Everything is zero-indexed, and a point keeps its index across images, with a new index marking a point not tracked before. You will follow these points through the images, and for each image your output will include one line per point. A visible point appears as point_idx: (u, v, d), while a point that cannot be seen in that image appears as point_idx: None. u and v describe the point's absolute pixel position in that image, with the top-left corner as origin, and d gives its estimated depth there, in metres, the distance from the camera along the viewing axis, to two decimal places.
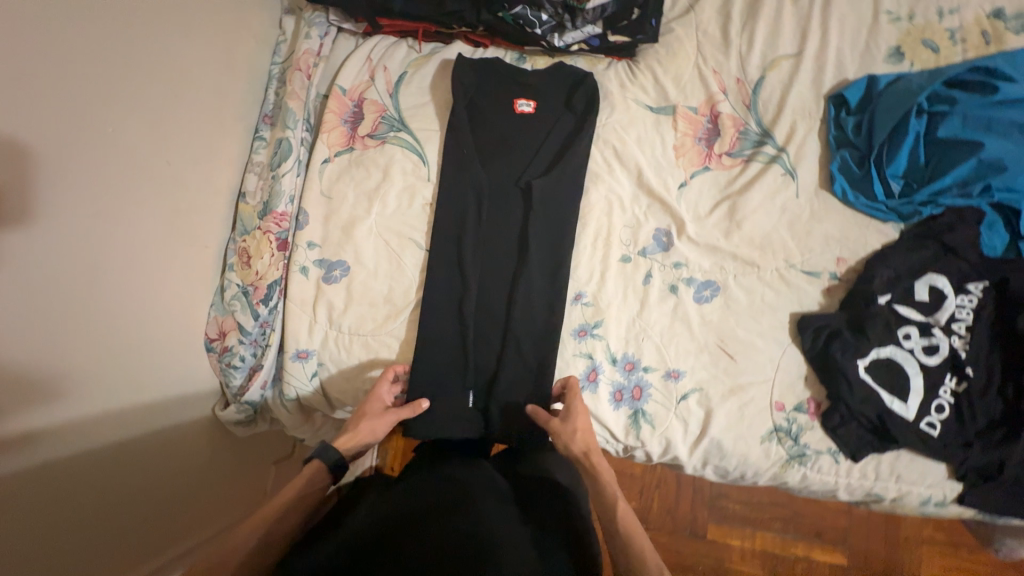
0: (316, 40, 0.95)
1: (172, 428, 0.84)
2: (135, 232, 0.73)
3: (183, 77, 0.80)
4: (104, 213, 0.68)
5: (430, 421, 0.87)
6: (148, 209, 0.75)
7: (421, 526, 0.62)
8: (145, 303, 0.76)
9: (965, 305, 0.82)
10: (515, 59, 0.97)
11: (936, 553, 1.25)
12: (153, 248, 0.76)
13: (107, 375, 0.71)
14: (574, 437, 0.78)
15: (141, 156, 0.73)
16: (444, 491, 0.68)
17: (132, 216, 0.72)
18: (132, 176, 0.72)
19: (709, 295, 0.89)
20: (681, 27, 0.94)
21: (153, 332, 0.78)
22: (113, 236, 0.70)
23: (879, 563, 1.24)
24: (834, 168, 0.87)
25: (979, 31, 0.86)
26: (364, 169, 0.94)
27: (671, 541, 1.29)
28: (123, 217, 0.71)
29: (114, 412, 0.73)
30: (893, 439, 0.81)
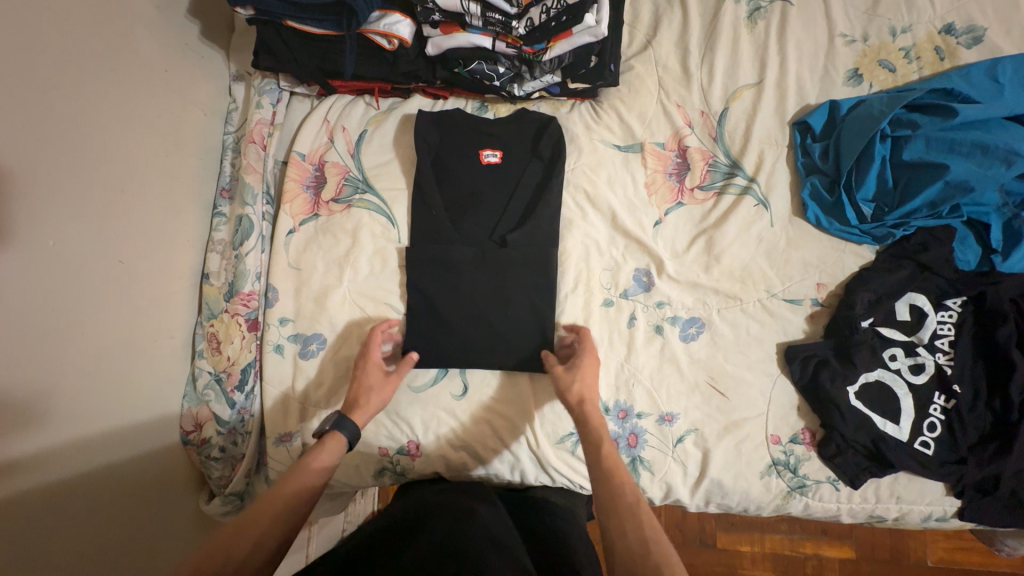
0: (269, 108, 0.93)
1: (153, 426, 0.80)
2: (93, 341, 0.69)
3: (132, 167, 0.76)
4: (57, 329, 0.64)
5: (424, 464, 0.87)
6: (105, 314, 0.71)
7: (423, 521, 0.69)
8: (112, 410, 0.73)
9: (945, 321, 0.82)
10: (476, 109, 0.95)
11: (940, 536, 1.26)
12: (114, 353, 0.73)
13: (92, 400, 0.70)
14: (573, 385, 0.78)
15: (90, 261, 0.69)
16: (439, 500, 0.76)
17: (88, 326, 0.69)
18: (83, 284, 0.68)
19: (695, 333, 0.88)
20: (640, 64, 0.93)
21: (127, 439, 0.75)
22: (69, 350, 0.66)
23: (886, 552, 1.25)
24: (805, 195, 0.87)
25: (933, 48, 0.87)
26: (332, 236, 0.90)
27: (682, 553, 1.28)
28: (77, 329, 0.67)
29: (95, 428, 0.70)
30: (890, 464, 0.80)
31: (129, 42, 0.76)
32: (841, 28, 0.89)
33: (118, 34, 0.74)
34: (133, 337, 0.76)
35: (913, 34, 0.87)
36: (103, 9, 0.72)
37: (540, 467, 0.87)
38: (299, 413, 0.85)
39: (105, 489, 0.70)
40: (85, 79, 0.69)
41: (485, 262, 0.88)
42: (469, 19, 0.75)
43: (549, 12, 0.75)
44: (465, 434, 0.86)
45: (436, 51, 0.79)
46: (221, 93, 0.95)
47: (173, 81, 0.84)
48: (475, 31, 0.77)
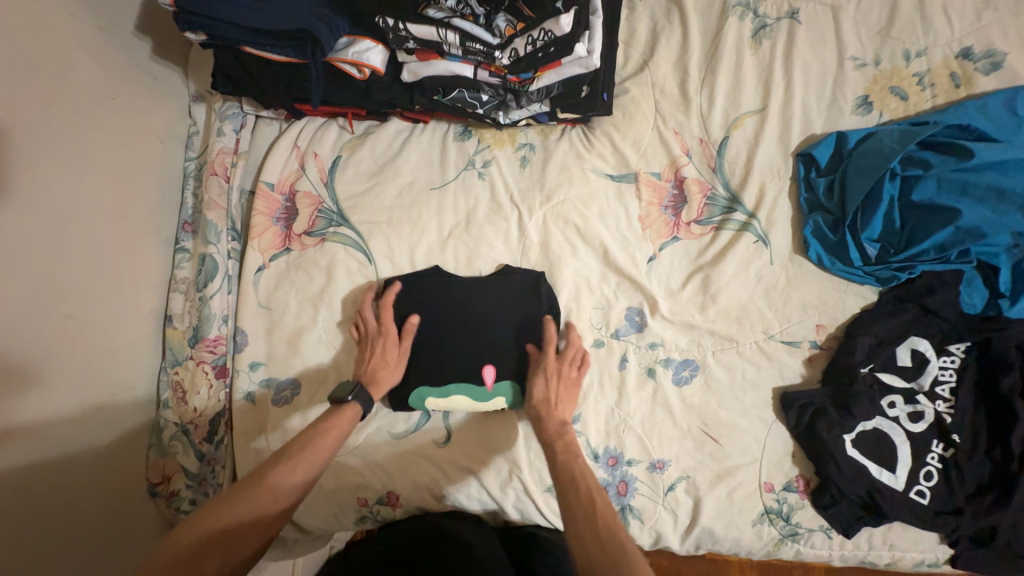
0: (231, 135, 0.86)
1: (120, 481, 0.76)
2: (39, 405, 0.65)
3: (76, 211, 0.69)
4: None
5: (406, 512, 0.83)
6: (53, 374, 0.66)
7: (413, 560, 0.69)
8: (71, 474, 0.68)
9: (948, 367, 0.79)
10: (458, 133, 0.88)
11: None
12: (66, 413, 0.68)
13: (46, 465, 0.65)
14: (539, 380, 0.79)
15: (33, 319, 0.64)
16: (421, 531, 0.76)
17: (31, 391, 0.63)
18: (25, 346, 0.63)
19: (688, 376, 0.85)
20: (636, 87, 0.86)
21: (90, 501, 0.71)
22: (13, 419, 0.61)
23: None
24: (807, 233, 0.82)
25: (948, 73, 0.81)
26: (303, 274, 0.84)
27: None
28: (20, 395, 0.62)
29: (56, 491, 0.66)
30: (885, 515, 0.78)
31: (66, 71, 0.68)
32: (852, 50, 0.82)
33: (52, 63, 0.66)
34: (89, 392, 0.71)
35: (928, 58, 0.81)
36: (33, 36, 0.63)
37: (526, 515, 0.83)
38: None
39: (73, 551, 0.67)
40: (15, 120, 0.61)
41: (467, 301, 0.82)
42: (446, 48, 0.67)
43: (536, 43, 0.66)
44: (448, 483, 0.82)
45: (413, 78, 0.72)
46: (179, 116, 0.86)
47: (123, 110, 0.76)
48: (455, 59, 0.69)
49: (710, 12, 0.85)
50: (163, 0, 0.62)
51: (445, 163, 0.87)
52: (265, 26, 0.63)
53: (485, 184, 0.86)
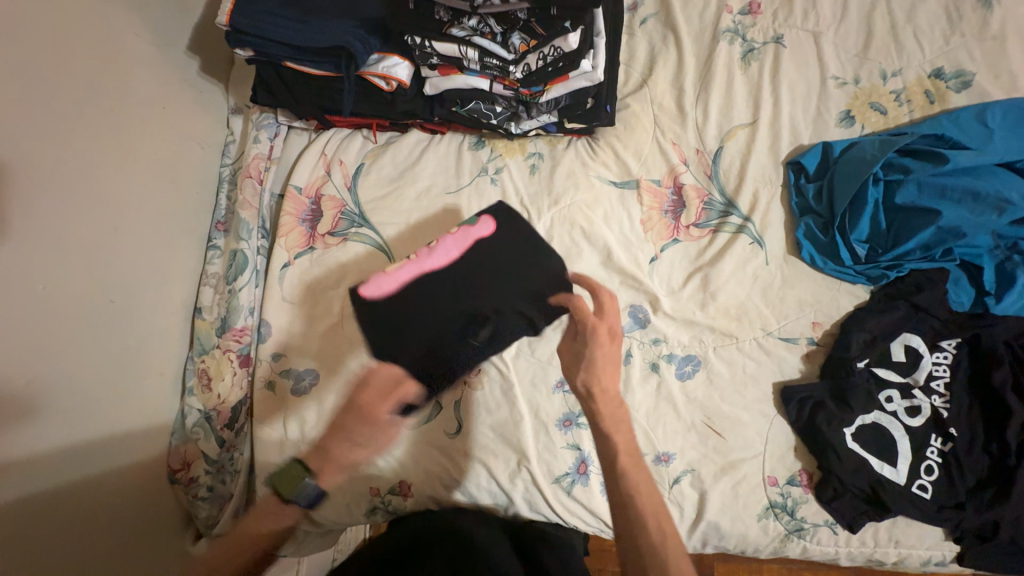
0: (266, 142, 0.93)
1: (144, 463, 0.79)
2: (76, 383, 0.69)
3: (125, 206, 0.76)
4: (42, 373, 0.64)
5: (416, 503, 0.85)
6: (91, 355, 0.71)
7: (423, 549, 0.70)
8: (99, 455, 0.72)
9: (941, 363, 0.82)
10: (473, 143, 0.96)
11: None
12: (101, 391, 0.73)
13: (78, 440, 0.69)
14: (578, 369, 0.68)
15: (80, 301, 0.69)
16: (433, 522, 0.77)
17: (71, 368, 0.68)
18: (71, 326, 0.68)
19: (691, 371, 0.88)
20: (636, 102, 0.93)
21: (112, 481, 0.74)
22: (52, 392, 0.65)
23: None
24: (799, 235, 0.88)
25: (923, 91, 0.88)
26: (324, 270, 0.89)
27: None
28: (63, 371, 0.67)
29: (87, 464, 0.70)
30: (888, 509, 0.79)
31: (125, 81, 0.76)
32: (833, 70, 0.90)
33: (113, 74, 0.74)
34: (123, 375, 0.76)
35: (903, 77, 0.89)
36: (100, 51, 0.72)
37: (534, 508, 0.84)
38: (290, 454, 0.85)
39: (94, 523, 0.70)
40: (80, 123, 0.69)
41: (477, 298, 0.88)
42: (466, 63, 0.75)
43: (546, 58, 0.74)
44: (458, 473, 0.84)
45: (435, 91, 0.79)
46: (219, 126, 0.94)
47: (173, 118, 0.84)
48: (473, 73, 0.77)
49: (702, 38, 0.94)
50: (219, 21, 0.71)
51: (460, 169, 0.94)
52: (305, 42, 0.72)
53: (496, 189, 0.93)
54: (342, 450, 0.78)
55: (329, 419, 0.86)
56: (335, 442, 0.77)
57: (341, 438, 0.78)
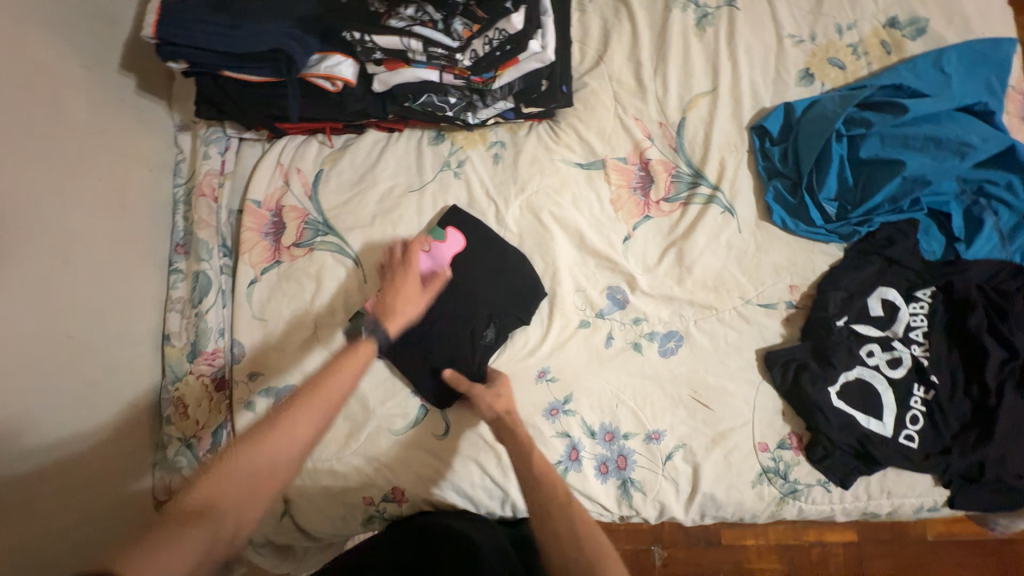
0: (217, 157, 0.90)
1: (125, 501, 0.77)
2: (44, 426, 0.66)
3: (71, 237, 0.72)
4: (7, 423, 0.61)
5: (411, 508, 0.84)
6: (56, 395, 0.68)
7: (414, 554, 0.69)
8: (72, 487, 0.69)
9: (918, 313, 0.83)
10: (432, 138, 0.93)
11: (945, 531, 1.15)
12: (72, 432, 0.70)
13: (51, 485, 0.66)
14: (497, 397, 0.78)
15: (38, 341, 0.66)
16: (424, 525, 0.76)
17: (36, 411, 0.65)
18: (30, 368, 0.65)
19: (674, 346, 0.87)
20: (594, 80, 0.91)
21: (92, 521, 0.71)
22: (19, 439, 0.63)
23: (894, 551, 1.14)
24: (769, 199, 0.87)
25: (879, 42, 0.87)
26: (291, 284, 0.86)
27: (689, 556, 1.13)
28: (27, 416, 0.64)
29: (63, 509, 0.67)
30: (877, 462, 0.80)
31: (57, 106, 0.72)
32: (789, 29, 0.89)
33: (42, 101, 0.70)
34: (93, 412, 0.74)
35: (859, 30, 0.88)
36: (26, 78, 0.68)
37: None
38: None
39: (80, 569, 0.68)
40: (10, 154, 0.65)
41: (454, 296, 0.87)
42: (411, 55, 0.72)
43: (492, 42, 0.71)
44: (450, 474, 0.83)
45: (384, 88, 0.76)
46: (166, 145, 0.91)
47: (112, 141, 0.80)
48: (421, 65, 0.74)
49: (654, 8, 0.92)
50: (145, 34, 0.68)
51: (422, 166, 0.92)
52: (240, 49, 0.69)
53: (461, 182, 0.91)
54: (408, 312, 0.76)
55: (314, 435, 0.84)
56: (393, 321, 0.74)
57: (404, 320, 0.75)
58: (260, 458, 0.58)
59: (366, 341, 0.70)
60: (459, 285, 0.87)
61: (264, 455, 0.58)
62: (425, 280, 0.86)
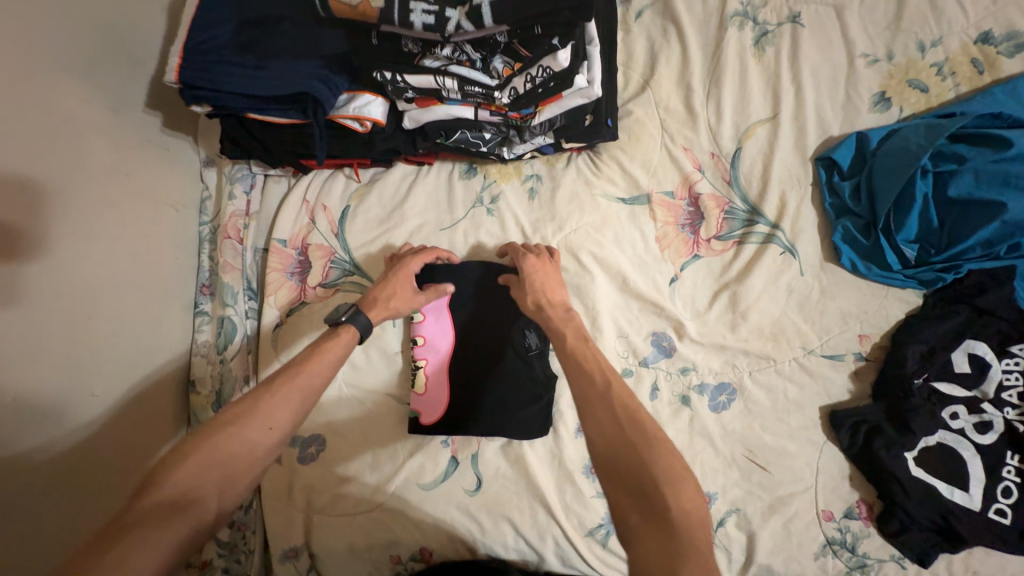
0: (242, 197, 0.87)
1: None
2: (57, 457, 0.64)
3: (94, 290, 0.70)
4: (28, 502, 0.60)
5: None
6: (73, 426, 0.66)
7: None
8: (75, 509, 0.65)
9: (1013, 371, 0.72)
10: (464, 171, 0.87)
11: None
12: (85, 453, 0.67)
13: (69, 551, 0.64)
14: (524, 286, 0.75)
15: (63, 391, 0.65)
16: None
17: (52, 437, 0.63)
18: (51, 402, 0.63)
19: (726, 400, 0.80)
20: (639, 107, 0.84)
21: None
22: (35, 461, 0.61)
23: None
24: (837, 239, 0.78)
25: (970, 60, 0.77)
26: (315, 329, 0.82)
27: None
28: (42, 444, 0.62)
29: None
30: (965, 540, 0.71)
31: (79, 152, 0.68)
32: (862, 47, 0.79)
33: (63, 147, 0.67)
34: (104, 436, 0.70)
35: (945, 47, 0.78)
36: (51, 125, 0.65)
37: (569, 565, 0.78)
38: (304, 526, 0.80)
39: None
40: (32, 211, 0.62)
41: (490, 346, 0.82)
42: (446, 93, 0.66)
43: (535, 79, 0.64)
44: (483, 536, 0.78)
45: (415, 125, 0.72)
46: (192, 183, 0.88)
47: (139, 185, 0.77)
48: (454, 102, 0.69)
49: (707, 26, 0.84)
50: (169, 79, 0.64)
51: (452, 202, 0.86)
52: (267, 92, 0.64)
53: (495, 219, 0.85)
54: (396, 308, 0.75)
55: (341, 488, 0.80)
56: (383, 309, 0.73)
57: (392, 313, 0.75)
58: (231, 438, 0.56)
59: (347, 324, 0.69)
60: (491, 329, 0.82)
61: (233, 440, 0.56)
62: (443, 345, 0.81)
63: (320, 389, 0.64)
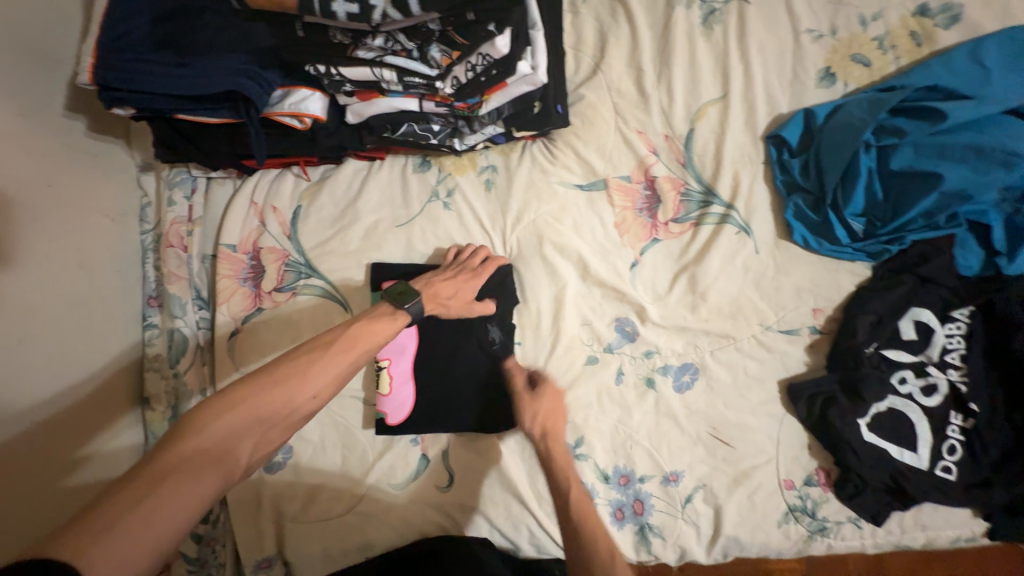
0: (183, 202, 0.83)
1: None
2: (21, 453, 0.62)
3: (31, 312, 0.66)
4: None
5: None
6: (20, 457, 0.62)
7: None
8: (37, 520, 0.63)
9: (954, 335, 0.76)
10: (417, 165, 0.85)
11: None
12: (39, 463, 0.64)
13: None
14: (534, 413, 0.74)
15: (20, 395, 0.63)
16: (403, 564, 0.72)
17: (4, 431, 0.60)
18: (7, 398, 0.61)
19: (689, 380, 0.81)
20: (592, 92, 0.83)
21: None
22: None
23: None
24: (789, 216, 0.79)
25: (908, 33, 0.78)
26: (274, 335, 0.80)
27: None
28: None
29: None
30: (914, 498, 0.75)
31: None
32: (806, 23, 0.80)
33: None
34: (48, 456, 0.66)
35: (885, 20, 0.79)
36: None
37: (543, 551, 0.79)
38: (276, 535, 0.79)
39: None
40: None
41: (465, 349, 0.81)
42: (385, 85, 0.64)
43: (476, 68, 0.62)
44: (457, 528, 0.78)
45: (358, 119, 0.69)
46: (128, 190, 0.83)
47: (65, 196, 0.72)
48: (396, 94, 0.67)
49: (655, 5, 0.82)
50: (82, 80, 0.60)
51: (407, 196, 0.84)
52: (192, 92, 0.61)
53: (451, 213, 0.83)
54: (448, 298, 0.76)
55: (309, 494, 0.79)
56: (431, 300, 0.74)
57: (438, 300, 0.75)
58: (276, 391, 0.55)
59: (403, 311, 0.70)
60: (455, 324, 0.81)
61: (268, 399, 0.55)
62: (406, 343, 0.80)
63: (355, 368, 0.63)
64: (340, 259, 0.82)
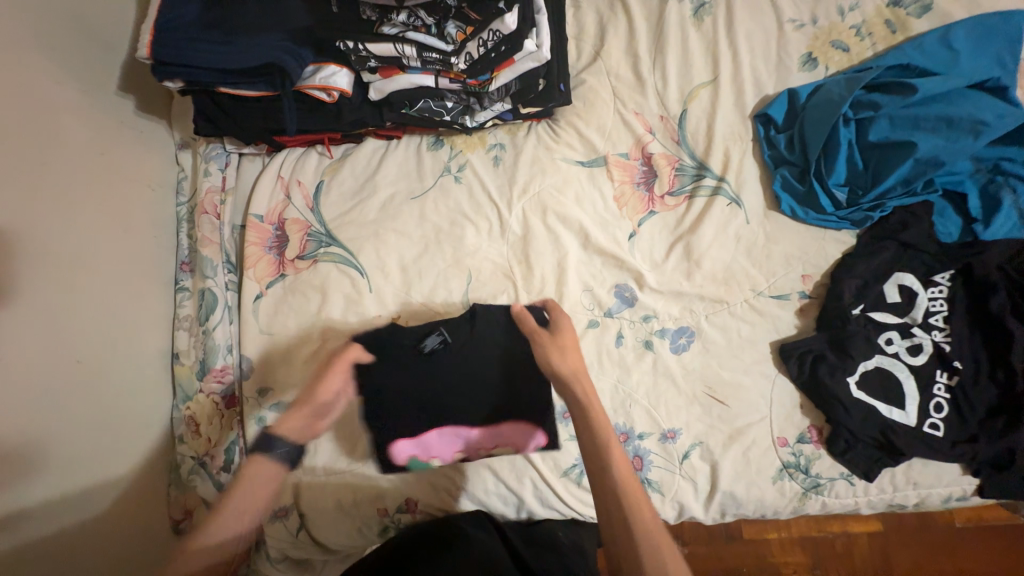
0: (218, 174, 0.91)
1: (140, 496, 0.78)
2: (49, 482, 0.65)
3: (80, 261, 0.72)
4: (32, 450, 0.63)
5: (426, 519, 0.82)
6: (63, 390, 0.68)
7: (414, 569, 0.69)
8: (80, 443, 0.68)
9: (937, 298, 0.81)
10: (431, 143, 0.92)
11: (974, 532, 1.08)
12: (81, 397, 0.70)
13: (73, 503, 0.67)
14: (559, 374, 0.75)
15: (37, 374, 0.64)
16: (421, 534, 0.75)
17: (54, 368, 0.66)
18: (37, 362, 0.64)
19: (685, 343, 0.86)
20: (592, 77, 0.90)
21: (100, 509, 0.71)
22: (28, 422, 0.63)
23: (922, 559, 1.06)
24: (777, 188, 0.85)
25: (883, 22, 0.85)
26: (296, 297, 0.86)
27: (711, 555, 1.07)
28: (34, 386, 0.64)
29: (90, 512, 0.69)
30: (902, 453, 0.78)
31: (57, 129, 0.71)
32: (789, 13, 0.87)
33: (38, 122, 0.69)
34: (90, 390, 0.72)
35: (861, 11, 0.86)
36: (26, 100, 0.67)
37: (547, 505, 0.82)
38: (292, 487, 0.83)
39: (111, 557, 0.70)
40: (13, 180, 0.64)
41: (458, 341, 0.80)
42: (406, 61, 0.72)
43: (486, 44, 0.71)
44: (463, 482, 0.82)
45: (380, 96, 0.76)
46: (167, 164, 0.91)
47: (113, 163, 0.80)
48: (415, 71, 0.74)
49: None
50: (141, 55, 0.68)
51: (422, 171, 0.91)
52: (235, 66, 0.69)
53: (462, 186, 0.90)
54: None
55: (324, 448, 0.83)
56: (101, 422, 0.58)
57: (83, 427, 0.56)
58: None
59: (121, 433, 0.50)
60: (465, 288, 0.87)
61: None
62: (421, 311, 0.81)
63: None
64: (358, 228, 0.88)
